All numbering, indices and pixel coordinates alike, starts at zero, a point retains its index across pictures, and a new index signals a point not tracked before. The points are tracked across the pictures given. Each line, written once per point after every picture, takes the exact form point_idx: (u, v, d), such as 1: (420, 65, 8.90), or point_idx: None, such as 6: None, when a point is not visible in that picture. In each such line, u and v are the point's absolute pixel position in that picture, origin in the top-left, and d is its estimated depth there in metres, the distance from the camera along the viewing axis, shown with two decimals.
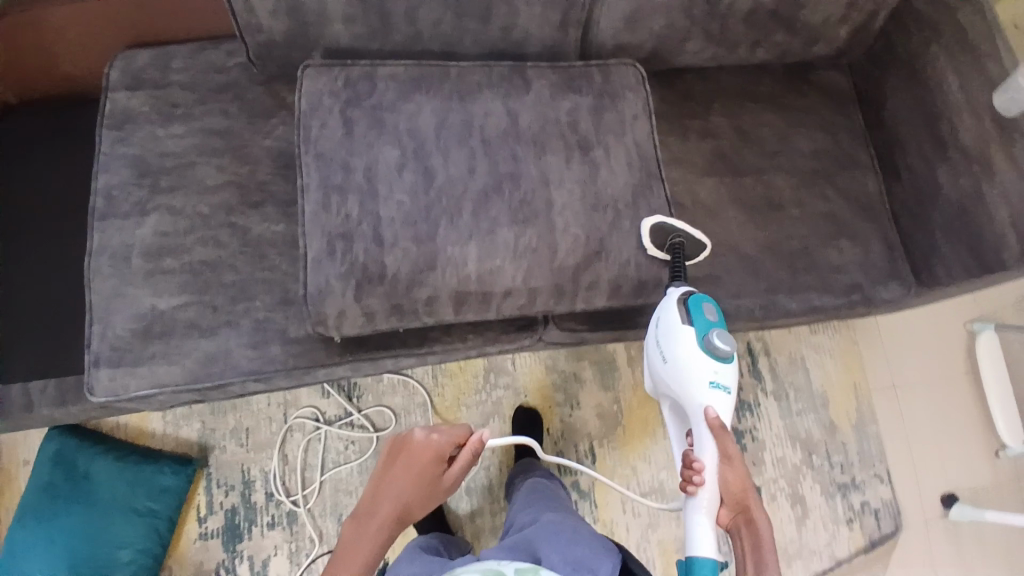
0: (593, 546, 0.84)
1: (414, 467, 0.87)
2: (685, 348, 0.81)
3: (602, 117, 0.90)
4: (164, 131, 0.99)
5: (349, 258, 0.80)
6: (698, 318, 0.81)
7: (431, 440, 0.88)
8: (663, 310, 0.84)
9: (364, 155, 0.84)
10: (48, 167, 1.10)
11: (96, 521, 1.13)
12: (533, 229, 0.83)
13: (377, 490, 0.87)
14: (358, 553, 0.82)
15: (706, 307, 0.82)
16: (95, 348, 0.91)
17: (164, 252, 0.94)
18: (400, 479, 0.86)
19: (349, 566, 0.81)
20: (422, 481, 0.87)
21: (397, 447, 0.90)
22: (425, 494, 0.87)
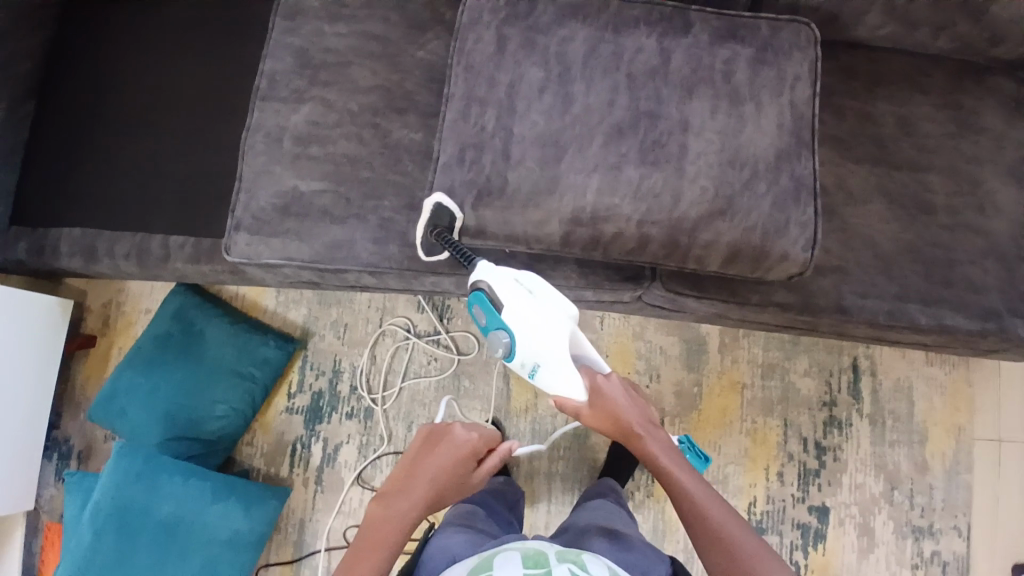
0: (646, 553, 0.90)
1: (452, 460, 0.88)
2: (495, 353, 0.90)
3: (758, 73, 0.86)
4: (329, 27, 1.05)
5: (476, 167, 0.85)
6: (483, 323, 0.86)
7: (470, 436, 0.91)
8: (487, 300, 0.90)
9: (511, 72, 0.86)
10: (218, 47, 1.21)
11: (200, 375, 1.24)
12: (660, 173, 0.83)
13: (413, 469, 0.86)
14: (385, 537, 0.78)
15: (478, 315, 0.86)
16: (239, 214, 1.00)
17: (312, 140, 1.01)
18: (437, 469, 0.86)
19: (388, 542, 0.78)
20: (456, 476, 0.88)
21: (433, 438, 0.91)
22: (454, 489, 0.89)
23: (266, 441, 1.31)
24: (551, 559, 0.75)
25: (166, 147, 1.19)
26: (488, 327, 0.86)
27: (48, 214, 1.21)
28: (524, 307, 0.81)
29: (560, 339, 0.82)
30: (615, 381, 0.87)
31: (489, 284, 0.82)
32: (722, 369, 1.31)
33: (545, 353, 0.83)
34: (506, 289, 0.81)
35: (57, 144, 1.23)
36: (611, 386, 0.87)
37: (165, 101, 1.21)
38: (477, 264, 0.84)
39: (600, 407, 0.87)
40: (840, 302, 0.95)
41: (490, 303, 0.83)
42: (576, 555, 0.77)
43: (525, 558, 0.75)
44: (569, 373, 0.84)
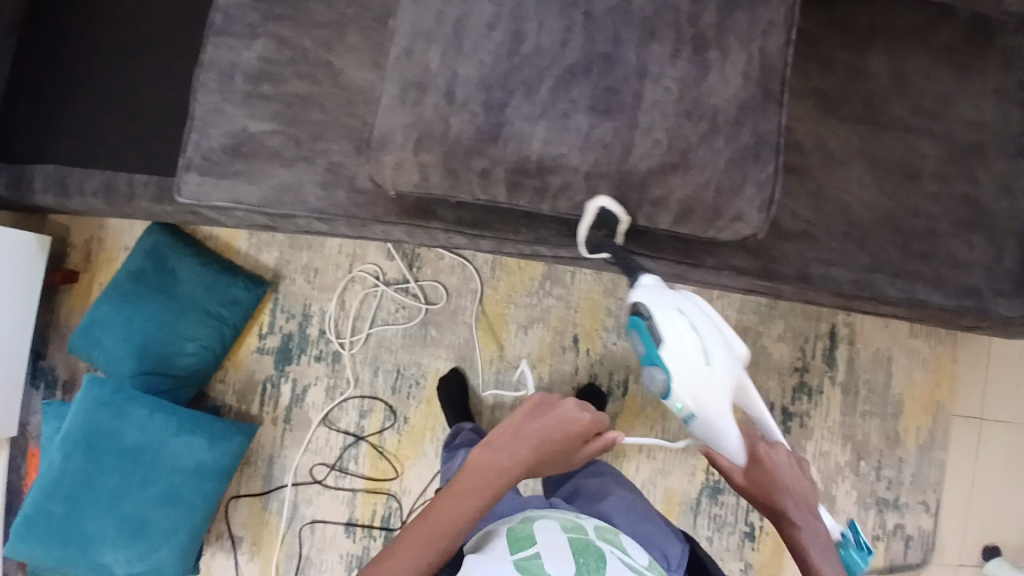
0: (659, 526, 0.93)
1: (556, 437, 0.82)
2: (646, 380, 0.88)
3: (729, 15, 0.78)
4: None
5: (417, 110, 0.79)
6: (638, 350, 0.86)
7: (579, 418, 0.85)
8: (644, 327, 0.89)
9: (459, 7, 0.79)
10: None
11: (169, 312, 1.26)
12: (612, 123, 0.76)
13: (519, 433, 0.82)
14: (469, 492, 0.75)
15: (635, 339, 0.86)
16: (190, 153, 0.98)
17: (264, 78, 0.97)
18: (538, 441, 0.81)
19: (477, 495, 0.75)
20: (555, 453, 0.83)
21: (543, 408, 0.86)
22: (551, 463, 0.83)
23: (238, 379, 1.34)
24: (588, 531, 0.80)
25: (127, 80, 1.15)
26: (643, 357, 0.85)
27: (27, 148, 1.16)
28: (686, 341, 0.80)
29: (720, 391, 0.81)
30: (783, 452, 0.80)
31: (649, 310, 0.82)
32: None
33: (699, 392, 0.81)
34: (665, 317, 0.81)
35: (17, 72, 1.19)
36: (777, 457, 0.80)
37: (131, 33, 1.17)
38: (639, 286, 0.84)
39: (756, 476, 0.79)
40: (804, 269, 0.90)
41: (649, 331, 0.83)
42: (612, 533, 0.82)
43: (563, 528, 0.79)
44: (727, 425, 0.81)
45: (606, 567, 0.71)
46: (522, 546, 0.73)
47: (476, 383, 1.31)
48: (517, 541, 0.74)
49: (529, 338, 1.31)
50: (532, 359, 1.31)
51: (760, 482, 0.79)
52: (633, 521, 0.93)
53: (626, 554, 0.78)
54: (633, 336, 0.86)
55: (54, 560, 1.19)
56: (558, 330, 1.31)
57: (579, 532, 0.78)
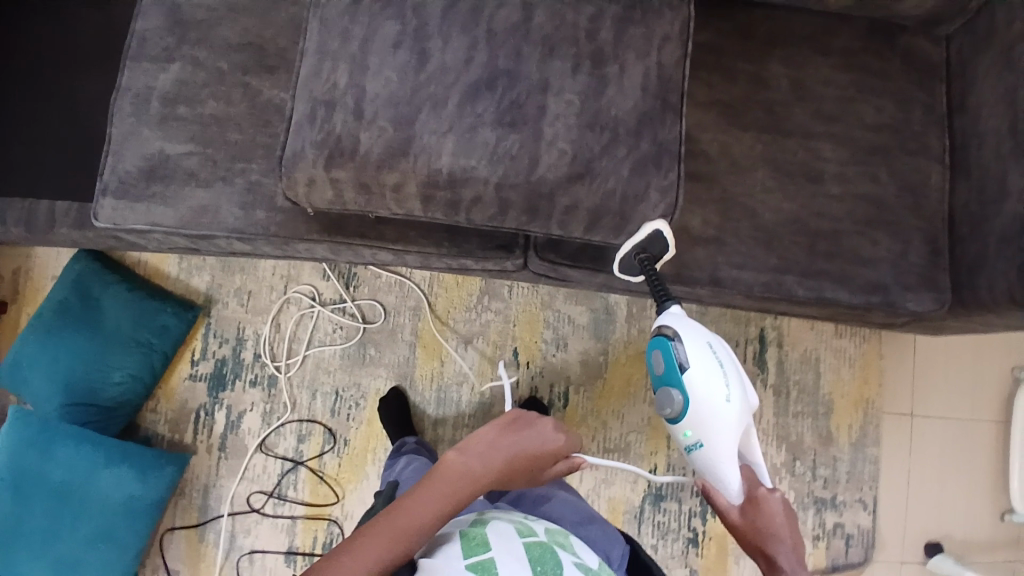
0: (604, 527, 0.92)
1: (535, 452, 0.82)
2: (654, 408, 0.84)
3: (626, 31, 0.82)
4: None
5: (326, 127, 0.80)
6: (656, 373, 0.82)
7: (556, 438, 0.84)
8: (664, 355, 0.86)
9: (365, 26, 0.81)
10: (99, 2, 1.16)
11: (95, 342, 1.22)
12: (517, 135, 0.79)
13: (489, 447, 0.79)
14: (441, 492, 0.73)
15: (655, 359, 0.82)
16: (105, 178, 0.97)
17: (180, 100, 0.97)
18: (516, 453, 0.80)
19: (434, 503, 0.72)
20: (531, 469, 0.82)
21: (517, 423, 0.83)
22: (525, 478, 0.82)
23: (170, 408, 1.30)
24: (541, 534, 0.77)
25: (45, 105, 1.14)
26: (660, 378, 0.82)
27: None
28: (711, 371, 0.79)
29: (737, 431, 0.79)
30: (779, 497, 0.75)
31: (677, 334, 0.80)
32: (629, 340, 1.30)
33: (715, 425, 0.78)
34: (694, 345, 0.79)
35: None
36: (774, 502, 0.75)
37: (49, 59, 1.15)
38: (671, 312, 0.82)
39: (754, 518, 0.75)
40: (715, 273, 0.94)
41: (672, 353, 0.80)
42: (563, 536, 0.79)
43: (517, 532, 0.75)
44: (729, 464, 0.79)
45: (565, 572, 0.68)
46: (476, 552, 0.69)
47: (418, 400, 1.30)
48: (471, 548, 0.70)
49: (470, 353, 1.31)
50: (472, 373, 1.31)
51: (757, 526, 0.73)
52: (574, 523, 0.92)
53: (579, 557, 0.75)
54: (652, 358, 0.82)
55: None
56: (498, 344, 1.31)
57: (531, 535, 0.75)
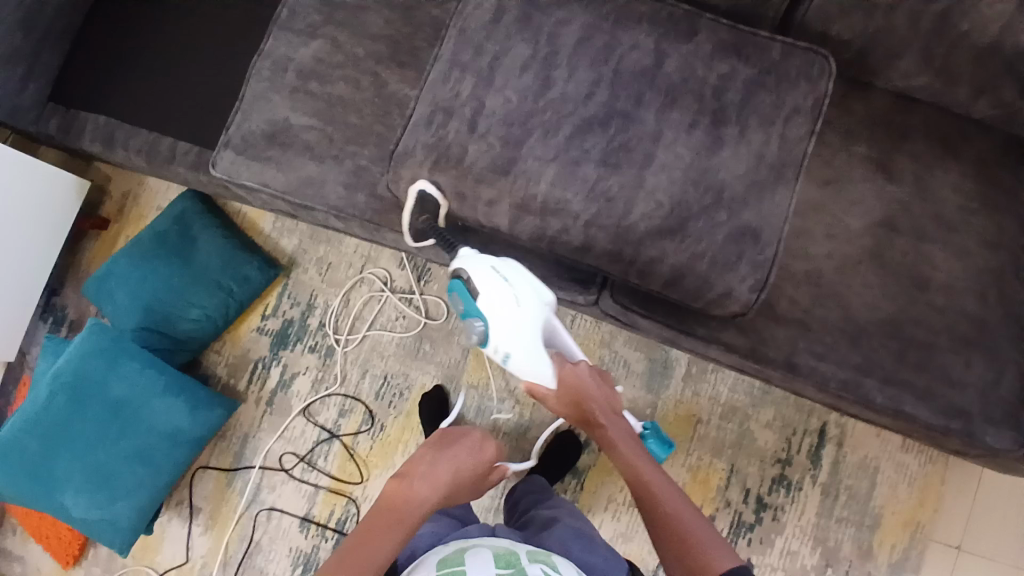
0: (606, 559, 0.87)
1: (468, 463, 0.87)
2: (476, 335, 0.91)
3: (752, 98, 0.81)
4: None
5: (440, 132, 0.83)
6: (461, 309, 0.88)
7: (484, 448, 0.90)
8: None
9: (499, 43, 0.84)
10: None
11: (182, 276, 1.32)
12: (619, 178, 0.79)
13: (428, 468, 0.84)
14: (394, 519, 0.77)
15: (457, 297, 0.87)
16: (230, 133, 1.04)
17: (314, 76, 1.04)
18: (453, 469, 0.85)
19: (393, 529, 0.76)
20: (472, 479, 0.87)
21: (444, 439, 0.90)
22: (465, 492, 0.87)
23: (232, 352, 1.38)
24: (520, 554, 0.76)
25: (191, 53, 1.23)
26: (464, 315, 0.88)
27: (82, 98, 1.25)
28: (493, 297, 0.82)
29: (537, 332, 0.83)
30: (583, 366, 0.86)
31: (465, 273, 0.84)
32: (680, 398, 1.27)
33: (507, 339, 0.83)
34: (479, 276, 0.83)
35: (103, 33, 1.28)
36: (585, 375, 0.87)
37: (202, 11, 1.24)
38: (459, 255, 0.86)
39: (564, 390, 0.87)
40: (790, 358, 0.90)
41: (467, 290, 0.85)
42: (544, 556, 0.78)
43: (493, 553, 0.75)
44: (539, 364, 0.84)
45: None
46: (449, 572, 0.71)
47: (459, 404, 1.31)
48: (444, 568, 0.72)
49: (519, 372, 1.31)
50: (516, 393, 1.31)
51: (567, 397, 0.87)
52: (572, 551, 0.87)
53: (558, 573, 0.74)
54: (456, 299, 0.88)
55: (15, 495, 1.23)
56: None
57: (508, 556, 0.75)
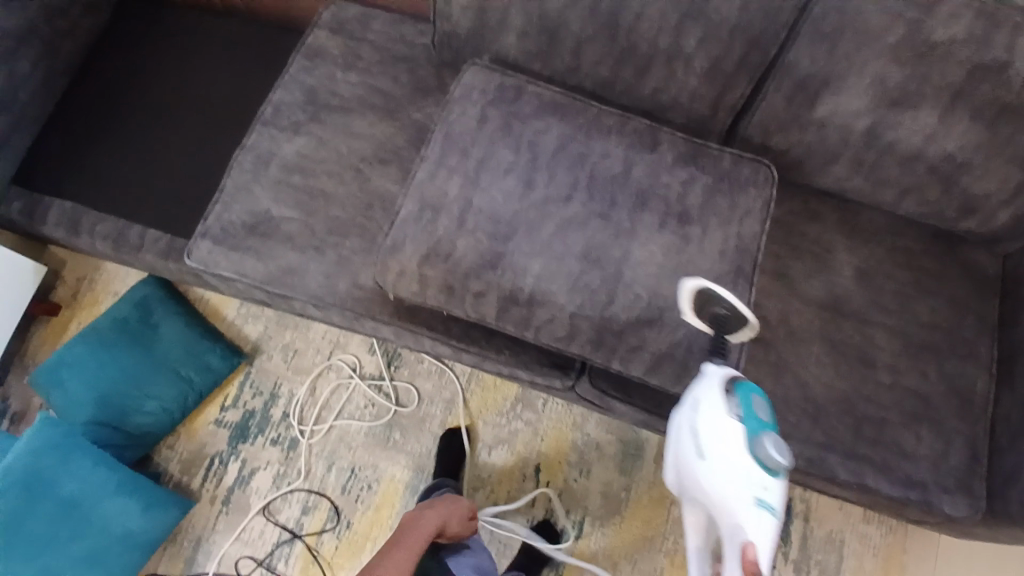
0: None
1: (458, 505, 1.03)
2: (726, 442, 0.67)
3: (712, 200, 0.90)
4: (342, 73, 1.13)
5: (430, 228, 0.87)
6: (746, 413, 0.69)
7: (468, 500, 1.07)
8: (702, 392, 0.72)
9: (483, 149, 0.91)
10: (241, 63, 1.26)
11: (143, 365, 1.26)
12: (600, 271, 0.84)
13: (425, 509, 1.00)
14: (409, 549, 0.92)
15: (757, 402, 0.70)
16: (208, 223, 1.04)
17: (297, 170, 1.07)
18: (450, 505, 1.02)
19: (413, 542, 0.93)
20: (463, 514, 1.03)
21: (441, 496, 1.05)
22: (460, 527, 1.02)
23: (187, 447, 1.30)
24: None
25: (165, 143, 1.23)
26: (756, 422, 0.69)
27: (49, 183, 1.22)
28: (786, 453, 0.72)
29: None
30: None
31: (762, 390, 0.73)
32: (654, 480, 1.29)
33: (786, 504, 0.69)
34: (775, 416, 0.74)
35: (74, 118, 1.27)
36: None
37: (178, 101, 1.25)
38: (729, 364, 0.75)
39: None
40: None
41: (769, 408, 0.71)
42: None
43: None
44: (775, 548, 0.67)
45: None
46: None
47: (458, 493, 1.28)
48: None
49: (492, 459, 1.31)
50: (491, 481, 1.30)
51: None
52: None
53: None
54: (751, 405, 0.70)
55: None
56: (521, 456, 1.31)
57: None
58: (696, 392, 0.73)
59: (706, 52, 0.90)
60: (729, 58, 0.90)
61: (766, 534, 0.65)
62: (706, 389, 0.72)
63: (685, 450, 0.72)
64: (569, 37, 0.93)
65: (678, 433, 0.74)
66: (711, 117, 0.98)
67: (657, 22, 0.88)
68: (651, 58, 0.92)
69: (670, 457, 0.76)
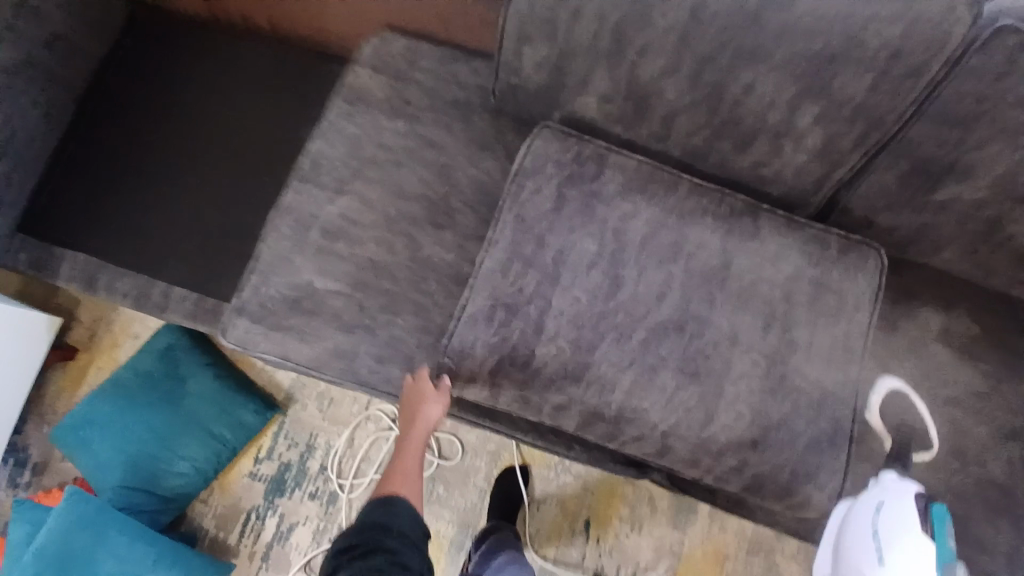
0: None
1: None
2: (918, 558, 0.66)
3: (816, 297, 0.81)
4: (387, 118, 1.00)
5: (505, 331, 0.79)
6: (939, 534, 0.68)
7: None
8: (894, 498, 0.72)
9: (562, 237, 0.81)
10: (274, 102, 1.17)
11: (172, 424, 1.19)
12: (696, 387, 0.77)
13: None
14: None
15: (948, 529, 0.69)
16: (245, 297, 0.94)
17: (341, 236, 0.96)
18: None
19: None
20: None
21: None
22: None
23: (222, 502, 1.24)
24: None
25: (194, 191, 1.13)
26: (948, 549, 0.67)
27: (64, 230, 1.11)
28: None
29: None
30: None
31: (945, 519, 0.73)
32: (707, 536, 1.27)
33: None
34: None
35: (88, 157, 1.14)
36: None
37: (209, 144, 1.15)
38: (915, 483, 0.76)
39: None
40: None
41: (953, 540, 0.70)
42: None
43: None
44: None
45: None
46: None
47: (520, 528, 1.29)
48: None
49: (540, 514, 1.27)
50: (540, 535, 1.27)
51: None
52: None
53: None
54: (944, 530, 0.69)
55: None
56: (571, 512, 1.28)
57: None
58: (885, 496, 0.73)
59: (822, 129, 0.78)
60: (848, 137, 0.78)
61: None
62: (900, 499, 0.72)
63: (866, 554, 0.70)
64: (662, 107, 0.81)
65: (856, 532, 0.73)
66: (811, 193, 0.88)
67: (769, 96, 0.76)
68: (756, 134, 0.80)
69: (841, 558, 0.74)
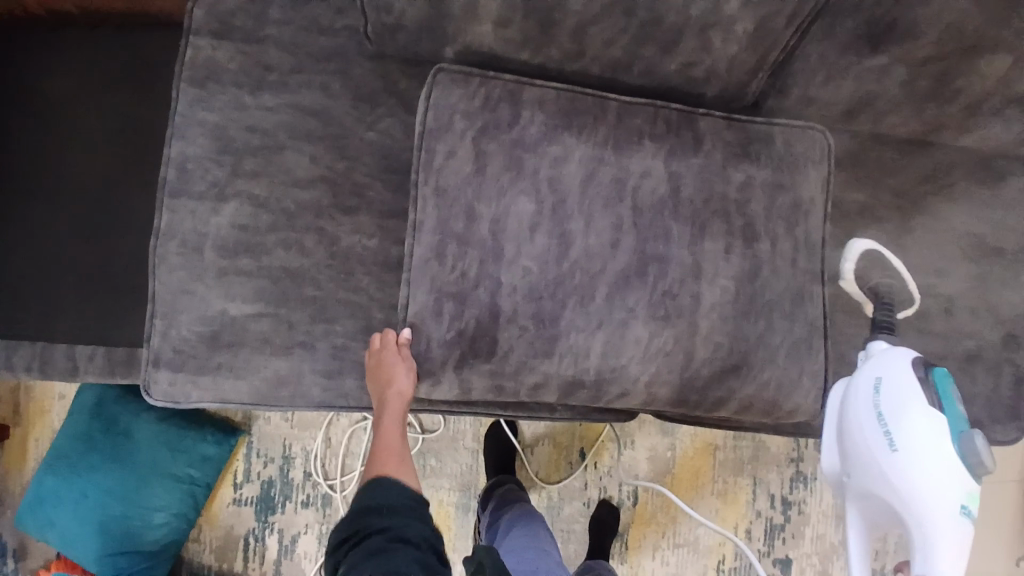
0: None
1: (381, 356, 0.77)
2: (931, 430, 0.61)
3: (775, 199, 0.75)
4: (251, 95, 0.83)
5: (458, 324, 0.70)
6: (945, 402, 0.63)
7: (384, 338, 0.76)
8: (895, 372, 0.65)
9: (494, 203, 0.70)
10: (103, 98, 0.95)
11: (129, 480, 1.09)
12: (672, 330, 0.72)
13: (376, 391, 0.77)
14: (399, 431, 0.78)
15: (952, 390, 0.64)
16: (155, 346, 0.82)
17: (242, 249, 0.83)
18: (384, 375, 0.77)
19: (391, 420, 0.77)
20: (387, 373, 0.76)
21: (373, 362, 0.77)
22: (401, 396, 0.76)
23: (215, 535, 1.19)
24: None
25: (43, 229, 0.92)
26: (954, 413, 0.62)
27: None
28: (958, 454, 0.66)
29: None
30: None
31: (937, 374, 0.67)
32: (695, 431, 1.31)
33: None
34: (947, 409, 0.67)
35: None
36: None
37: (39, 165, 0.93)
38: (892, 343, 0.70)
39: None
40: None
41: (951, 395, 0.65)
42: None
43: None
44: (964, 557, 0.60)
45: None
46: None
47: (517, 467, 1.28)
48: None
49: (535, 456, 1.28)
50: (540, 475, 1.28)
51: None
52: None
53: None
54: (947, 391, 0.64)
55: None
56: (564, 445, 1.28)
57: None
58: (882, 370, 0.65)
59: (752, 14, 0.69)
60: (781, 14, 0.69)
61: (967, 545, 0.59)
62: (901, 371, 0.65)
63: (874, 437, 0.63)
64: (569, 19, 0.68)
65: (860, 413, 0.66)
66: (749, 83, 0.78)
67: None
68: (681, 30, 0.70)
69: (842, 439, 0.68)
